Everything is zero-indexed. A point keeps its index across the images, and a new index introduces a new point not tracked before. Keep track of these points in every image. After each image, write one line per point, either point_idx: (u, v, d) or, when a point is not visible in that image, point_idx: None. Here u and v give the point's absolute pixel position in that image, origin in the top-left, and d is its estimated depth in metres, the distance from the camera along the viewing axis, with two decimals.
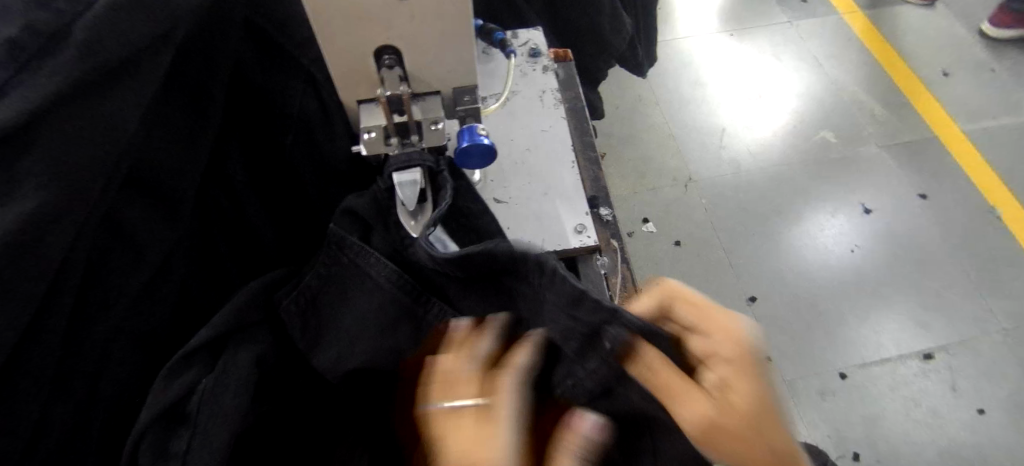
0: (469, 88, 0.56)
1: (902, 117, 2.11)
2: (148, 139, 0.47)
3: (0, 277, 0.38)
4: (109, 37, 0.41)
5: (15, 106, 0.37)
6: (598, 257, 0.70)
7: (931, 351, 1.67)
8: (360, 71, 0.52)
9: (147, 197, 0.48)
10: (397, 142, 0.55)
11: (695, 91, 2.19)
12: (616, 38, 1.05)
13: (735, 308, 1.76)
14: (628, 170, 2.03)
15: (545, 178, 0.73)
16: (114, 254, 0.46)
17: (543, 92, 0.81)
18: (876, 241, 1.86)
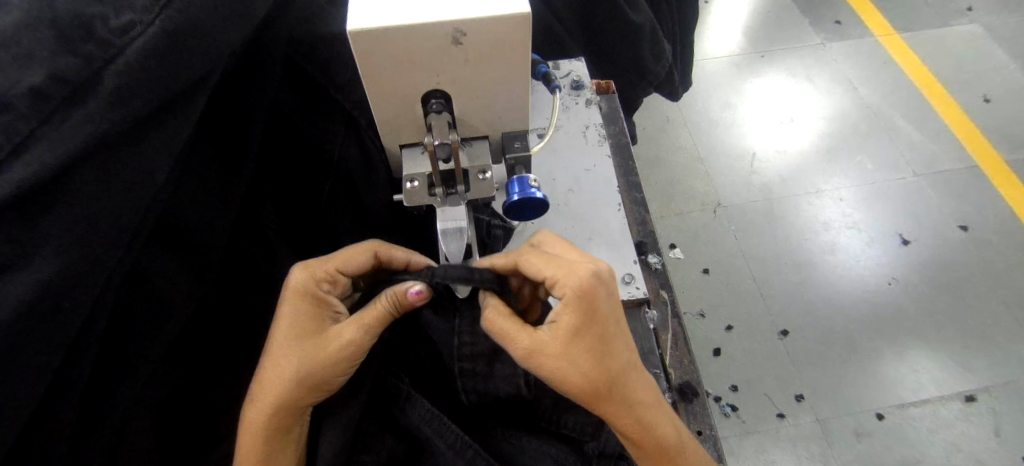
0: (519, 133, 0.52)
1: (941, 144, 2.03)
2: (178, 189, 0.43)
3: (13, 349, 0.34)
4: (140, 84, 0.38)
5: (38, 162, 0.34)
6: (647, 310, 0.64)
7: (974, 393, 1.58)
8: (407, 116, 0.48)
9: (173, 250, 0.44)
10: (442, 193, 0.50)
11: (724, 113, 2.14)
12: (657, 66, 1.01)
13: (766, 341, 1.69)
14: (655, 193, 1.98)
15: (590, 222, 0.68)
16: (138, 314, 0.42)
17: (587, 127, 0.76)
18: (914, 274, 1.78)
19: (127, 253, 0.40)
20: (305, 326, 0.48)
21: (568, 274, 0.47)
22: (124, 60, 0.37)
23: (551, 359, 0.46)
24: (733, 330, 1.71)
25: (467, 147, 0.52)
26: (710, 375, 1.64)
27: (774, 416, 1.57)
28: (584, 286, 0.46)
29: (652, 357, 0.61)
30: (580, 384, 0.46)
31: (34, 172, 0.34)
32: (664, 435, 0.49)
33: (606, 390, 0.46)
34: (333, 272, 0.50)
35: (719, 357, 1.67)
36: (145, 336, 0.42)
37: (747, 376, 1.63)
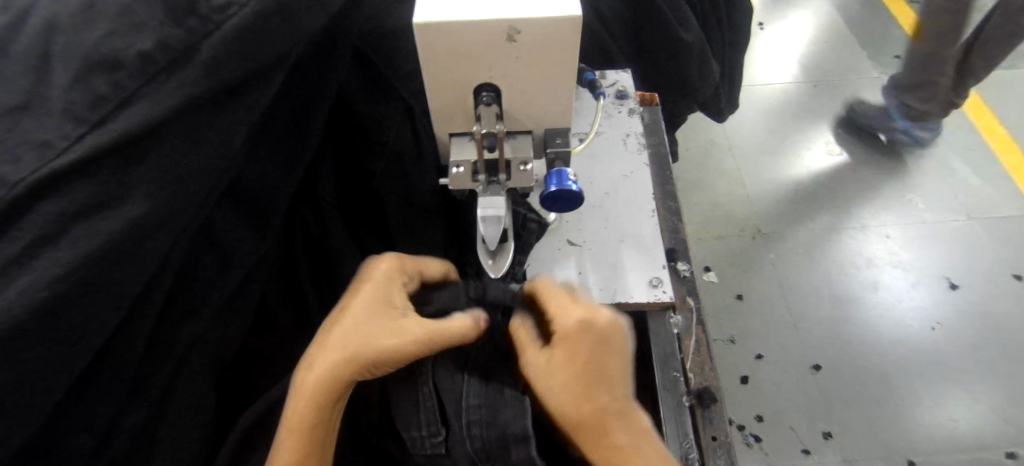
0: (561, 130, 0.55)
1: (999, 188, 1.95)
2: (249, 154, 0.48)
3: (104, 277, 0.39)
4: (232, 58, 0.43)
5: (140, 115, 0.39)
6: (671, 314, 0.66)
7: (1016, 450, 1.50)
8: (459, 107, 0.52)
9: (240, 210, 0.49)
10: (484, 180, 0.54)
11: (771, 140, 2.12)
12: (703, 84, 1.02)
13: (797, 374, 1.65)
14: (694, 214, 1.97)
15: (622, 225, 0.70)
16: (204, 261, 0.47)
17: (628, 136, 0.79)
18: (961, 320, 1.71)
19: (202, 206, 0.45)
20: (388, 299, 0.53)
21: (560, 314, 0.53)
22: (218, 35, 0.42)
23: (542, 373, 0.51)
24: (763, 360, 1.67)
25: (511, 139, 0.55)
26: (736, 402, 1.61)
27: (799, 452, 1.53)
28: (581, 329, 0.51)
29: (672, 359, 0.63)
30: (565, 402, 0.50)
31: (137, 123, 0.39)
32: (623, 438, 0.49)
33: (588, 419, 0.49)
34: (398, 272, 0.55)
35: (747, 384, 1.64)
36: (209, 282, 0.47)
37: (773, 408, 1.60)
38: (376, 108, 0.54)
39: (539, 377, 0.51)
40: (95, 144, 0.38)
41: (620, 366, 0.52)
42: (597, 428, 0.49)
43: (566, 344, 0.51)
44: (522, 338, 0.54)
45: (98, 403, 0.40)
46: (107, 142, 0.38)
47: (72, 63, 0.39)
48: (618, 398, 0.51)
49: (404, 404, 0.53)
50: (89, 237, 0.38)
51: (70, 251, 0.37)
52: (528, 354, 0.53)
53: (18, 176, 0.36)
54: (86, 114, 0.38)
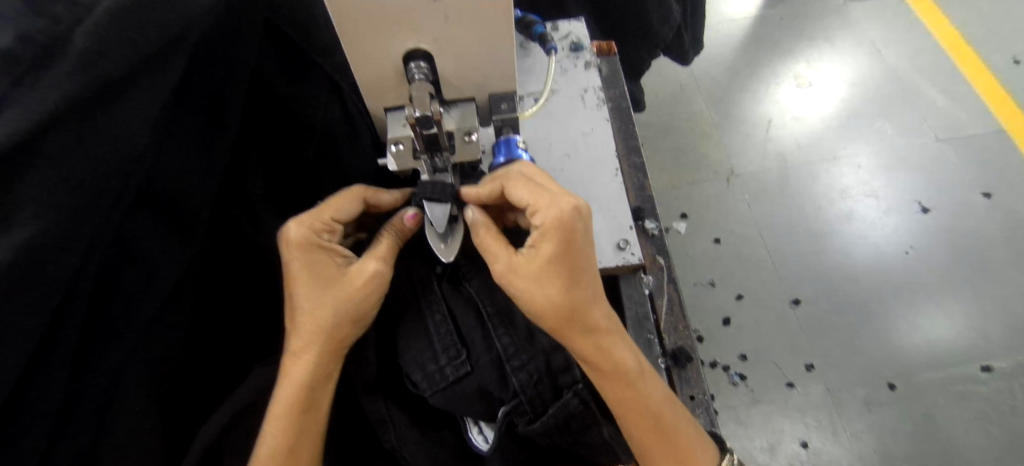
0: (506, 94, 0.51)
1: (967, 107, 1.95)
2: (158, 153, 0.43)
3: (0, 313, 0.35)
4: (113, 46, 0.37)
5: (11, 126, 0.34)
6: (642, 276, 0.63)
7: (990, 363, 1.55)
8: (390, 78, 0.47)
9: (159, 215, 0.45)
10: (428, 157, 0.50)
11: (740, 79, 2.07)
12: (663, 27, 0.97)
13: (777, 311, 1.67)
14: (666, 161, 1.95)
15: (586, 188, 0.67)
16: (124, 276, 0.42)
17: (585, 91, 0.74)
18: (933, 242, 1.74)
19: (110, 218, 0.40)
20: (321, 268, 0.49)
21: (549, 203, 0.48)
22: (95, 21, 0.36)
23: (522, 278, 0.48)
24: (744, 299, 1.69)
25: (452, 109, 0.51)
26: (720, 345, 1.63)
27: (783, 386, 1.56)
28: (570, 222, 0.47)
29: (646, 322, 0.60)
30: (546, 305, 0.48)
31: (7, 135, 0.33)
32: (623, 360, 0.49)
33: (573, 317, 0.48)
34: (330, 221, 0.50)
35: (729, 326, 1.66)
36: (134, 299, 0.43)
37: (757, 346, 1.62)
38: (299, 89, 0.50)
39: (513, 275, 0.48)
40: None
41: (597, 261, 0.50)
42: (581, 324, 0.48)
43: (556, 233, 0.47)
44: (490, 237, 0.49)
45: (22, 451, 0.36)
46: None
47: None
48: (598, 294, 0.50)
49: (414, 340, 0.51)
50: None
51: None
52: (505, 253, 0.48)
53: None
54: None
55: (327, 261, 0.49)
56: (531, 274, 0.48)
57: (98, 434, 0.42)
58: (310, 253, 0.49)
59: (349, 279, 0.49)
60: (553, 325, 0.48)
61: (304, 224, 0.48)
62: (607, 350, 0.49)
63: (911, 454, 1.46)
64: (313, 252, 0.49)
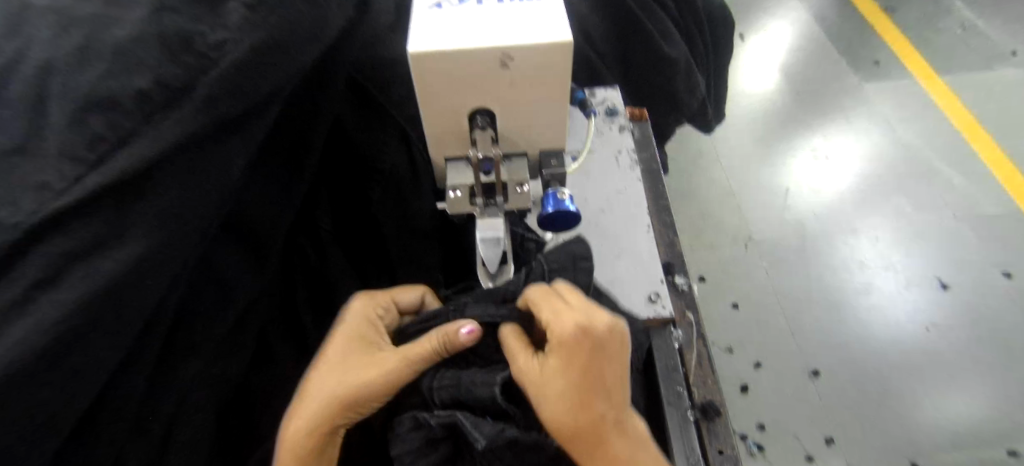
0: (555, 151, 0.56)
1: (982, 188, 1.99)
2: (246, 186, 0.49)
3: (105, 317, 0.39)
4: (232, 95, 0.43)
5: (136, 154, 0.39)
6: (672, 329, 0.66)
7: (1018, 448, 1.50)
8: (454, 132, 0.53)
9: (238, 241, 0.49)
10: (482, 202, 0.54)
11: (758, 149, 2.15)
12: (690, 98, 1.04)
13: (796, 379, 1.65)
14: (685, 225, 2.00)
15: (619, 241, 0.70)
16: (203, 297, 0.47)
17: (620, 152, 0.80)
18: (954, 319, 1.73)
19: (201, 241, 0.45)
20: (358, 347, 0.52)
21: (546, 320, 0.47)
22: (215, 73, 0.42)
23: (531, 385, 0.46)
24: (761, 367, 1.68)
25: (507, 162, 0.56)
26: (737, 412, 1.61)
27: (802, 459, 1.52)
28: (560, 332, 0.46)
29: (675, 373, 0.62)
30: (561, 418, 0.45)
31: (135, 162, 0.39)
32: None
33: (585, 436, 0.45)
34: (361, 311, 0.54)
35: (747, 393, 1.64)
36: (211, 316, 0.46)
37: (775, 415, 1.59)
38: (372, 136, 0.55)
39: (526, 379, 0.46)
40: (95, 185, 0.38)
41: (616, 372, 0.46)
42: (592, 437, 0.45)
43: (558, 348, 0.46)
44: (513, 345, 0.48)
45: (96, 444, 0.39)
46: (106, 183, 0.38)
47: (69, 102, 0.39)
48: (615, 405, 0.46)
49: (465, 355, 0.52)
50: (87, 279, 0.37)
51: (70, 294, 0.37)
52: (520, 363, 0.47)
53: (17, 220, 0.36)
54: (83, 154, 0.38)
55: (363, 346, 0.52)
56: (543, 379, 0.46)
57: (162, 441, 0.44)
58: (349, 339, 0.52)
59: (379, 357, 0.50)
60: (569, 445, 0.45)
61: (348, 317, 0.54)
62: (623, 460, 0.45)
63: None
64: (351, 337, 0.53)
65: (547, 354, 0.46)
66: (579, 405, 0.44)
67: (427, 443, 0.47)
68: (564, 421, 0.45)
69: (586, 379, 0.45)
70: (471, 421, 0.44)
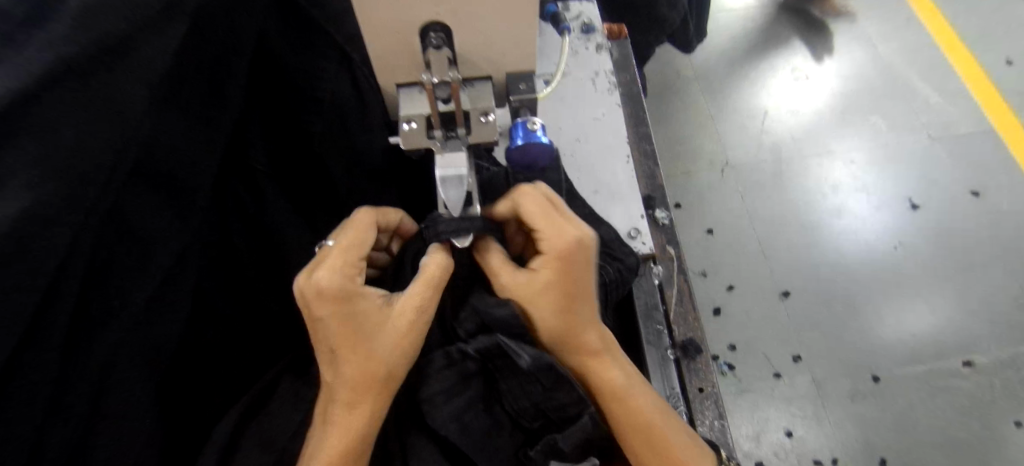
0: (524, 74, 0.49)
1: (958, 105, 1.97)
2: (159, 120, 0.41)
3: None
4: (105, 12, 0.35)
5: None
6: (653, 266, 0.62)
7: (971, 358, 1.58)
8: (405, 52, 0.45)
9: (156, 188, 0.42)
10: (442, 135, 0.47)
11: (737, 68, 2.07)
12: (672, 12, 0.95)
13: (767, 301, 1.68)
14: (661, 150, 1.95)
15: (596, 174, 0.65)
16: (120, 256, 0.40)
17: (596, 74, 0.72)
18: (921, 238, 1.76)
19: (106, 189, 0.37)
20: (361, 318, 0.45)
21: (554, 234, 0.48)
22: None
23: (521, 302, 0.49)
24: (734, 290, 1.70)
25: (467, 88, 0.49)
26: (710, 335, 1.65)
27: (771, 376, 1.58)
28: (561, 251, 0.47)
29: (656, 313, 0.59)
30: (545, 328, 0.50)
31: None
32: (610, 381, 0.51)
33: (566, 341, 0.50)
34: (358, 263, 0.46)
35: (719, 316, 1.67)
36: (130, 276, 0.40)
37: (746, 337, 1.64)
38: (307, 59, 0.47)
39: (518, 298, 0.49)
40: None
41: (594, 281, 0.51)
42: (573, 343, 0.50)
43: (556, 265, 0.48)
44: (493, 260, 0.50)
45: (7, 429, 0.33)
46: None
47: None
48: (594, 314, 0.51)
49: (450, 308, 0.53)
50: None
51: None
52: (505, 279, 0.49)
53: None
54: None
55: (366, 310, 0.45)
56: (530, 298, 0.49)
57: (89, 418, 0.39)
58: (348, 304, 0.44)
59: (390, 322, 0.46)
60: (550, 344, 0.51)
61: (340, 272, 0.44)
62: (600, 371, 0.51)
63: (891, 445, 1.49)
64: (349, 302, 0.44)
65: (533, 271, 0.49)
66: (564, 316, 0.49)
67: (461, 379, 0.49)
68: (549, 330, 0.50)
69: (574, 292, 0.49)
70: (513, 342, 0.47)
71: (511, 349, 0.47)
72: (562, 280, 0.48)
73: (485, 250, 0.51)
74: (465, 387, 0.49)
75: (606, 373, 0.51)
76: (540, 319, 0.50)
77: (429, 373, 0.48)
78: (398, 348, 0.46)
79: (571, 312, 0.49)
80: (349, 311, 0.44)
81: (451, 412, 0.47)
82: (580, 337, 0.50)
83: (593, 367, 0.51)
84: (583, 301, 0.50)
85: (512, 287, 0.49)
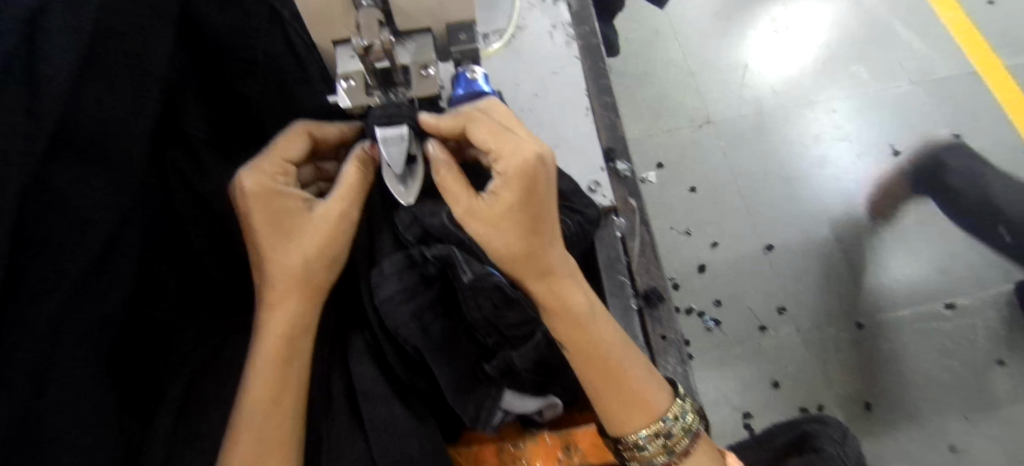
0: (465, 24, 0.47)
1: (940, 50, 1.94)
2: (80, 88, 0.40)
3: None
4: None
5: None
6: (615, 218, 0.61)
7: (954, 300, 1.60)
8: (336, 5, 0.43)
9: (83, 157, 0.41)
10: (382, 91, 0.46)
11: (717, 23, 2.03)
12: None
13: (751, 256, 1.69)
14: (642, 110, 1.93)
15: (555, 128, 0.64)
16: (51, 228, 0.38)
17: (554, 27, 0.70)
18: (902, 186, 1.77)
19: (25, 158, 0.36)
20: (283, 218, 0.50)
21: (510, 152, 0.46)
22: None
23: (480, 226, 0.47)
24: (718, 247, 1.71)
25: (406, 42, 0.47)
26: (695, 292, 1.66)
27: (756, 329, 1.60)
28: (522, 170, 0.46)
29: (619, 263, 0.59)
30: (502, 252, 0.48)
31: None
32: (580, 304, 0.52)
33: (530, 266, 0.49)
34: (282, 163, 0.50)
35: (704, 273, 1.68)
36: (65, 248, 0.39)
37: (731, 292, 1.65)
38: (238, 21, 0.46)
39: (473, 219, 0.47)
40: None
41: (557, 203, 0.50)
42: (537, 268, 0.50)
43: (517, 182, 0.46)
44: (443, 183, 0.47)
45: None
46: None
47: None
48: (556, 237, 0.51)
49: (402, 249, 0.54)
50: None
51: None
52: (459, 202, 0.47)
53: None
54: None
55: (287, 207, 0.50)
56: (488, 219, 0.47)
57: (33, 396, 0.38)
58: (268, 200, 0.49)
59: (317, 223, 0.49)
60: (513, 269, 0.50)
61: (259, 172, 0.48)
62: (566, 297, 0.51)
63: (875, 389, 1.53)
64: (270, 199, 0.49)
65: (494, 193, 0.48)
66: (528, 240, 0.48)
67: (421, 281, 0.48)
68: (508, 254, 0.49)
69: (536, 211, 0.48)
70: (461, 254, 0.47)
71: (460, 262, 0.46)
72: (523, 199, 0.47)
73: (440, 171, 0.47)
74: (425, 288, 0.48)
75: (571, 297, 0.51)
76: (501, 242, 0.48)
77: (385, 269, 0.47)
78: (318, 246, 0.49)
79: (532, 234, 0.48)
80: (274, 208, 0.49)
81: (410, 313, 0.46)
82: (546, 259, 0.50)
83: (561, 288, 0.51)
84: (546, 223, 0.49)
85: (471, 212, 0.47)
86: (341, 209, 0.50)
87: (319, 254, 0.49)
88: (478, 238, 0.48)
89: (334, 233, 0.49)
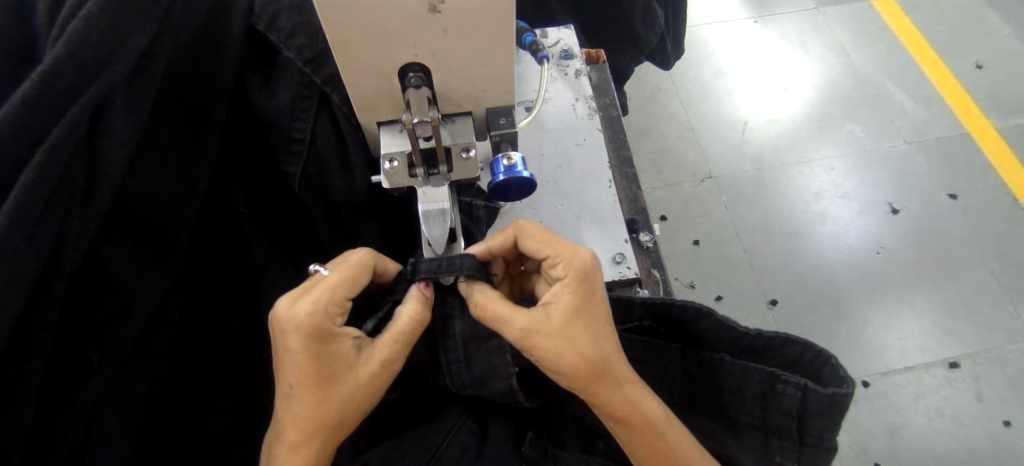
0: (504, 109, 0.49)
1: (933, 111, 1.99)
2: (135, 168, 0.46)
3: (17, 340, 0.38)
4: (85, 53, 0.39)
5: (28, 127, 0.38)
6: (638, 288, 0.63)
7: (958, 360, 1.58)
8: (385, 91, 0.45)
9: (130, 233, 0.46)
10: (423, 173, 0.48)
11: (715, 80, 2.09)
12: (649, 33, 0.95)
13: (755, 311, 1.69)
14: (647, 164, 1.96)
15: (579, 200, 0.66)
16: (97, 298, 0.44)
17: (577, 100, 0.73)
18: (905, 243, 1.76)
19: (82, 240, 0.41)
20: (330, 367, 0.47)
21: (566, 258, 0.51)
22: (66, 37, 0.39)
23: (544, 339, 0.48)
24: (722, 301, 1.71)
25: (448, 123, 0.49)
26: None
27: None
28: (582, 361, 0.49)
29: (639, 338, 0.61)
30: (569, 364, 0.48)
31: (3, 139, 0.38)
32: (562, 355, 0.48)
33: (594, 374, 0.48)
34: None
35: None
36: (105, 324, 0.44)
37: None
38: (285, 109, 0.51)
39: (537, 334, 0.48)
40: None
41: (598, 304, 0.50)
42: (599, 375, 0.49)
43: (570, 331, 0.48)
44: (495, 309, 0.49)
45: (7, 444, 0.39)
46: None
47: None
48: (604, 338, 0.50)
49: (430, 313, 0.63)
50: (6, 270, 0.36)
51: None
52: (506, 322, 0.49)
53: None
54: None
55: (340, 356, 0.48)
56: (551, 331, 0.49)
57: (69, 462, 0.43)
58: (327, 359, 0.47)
59: (357, 374, 0.48)
60: (581, 383, 0.49)
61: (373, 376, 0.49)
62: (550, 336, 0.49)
63: (884, 449, 1.49)
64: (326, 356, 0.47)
65: (548, 304, 0.50)
66: (579, 343, 0.48)
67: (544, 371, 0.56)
68: (569, 366, 0.48)
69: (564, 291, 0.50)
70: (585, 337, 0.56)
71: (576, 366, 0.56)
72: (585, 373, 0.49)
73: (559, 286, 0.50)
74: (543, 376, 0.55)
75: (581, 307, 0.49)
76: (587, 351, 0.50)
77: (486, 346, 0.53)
78: (356, 392, 0.48)
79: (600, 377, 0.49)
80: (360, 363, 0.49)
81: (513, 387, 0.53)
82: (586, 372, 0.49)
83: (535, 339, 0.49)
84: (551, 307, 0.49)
85: (528, 329, 0.49)
86: (387, 356, 0.49)
87: (351, 392, 0.48)
88: (546, 355, 0.49)
89: (369, 383, 0.49)
